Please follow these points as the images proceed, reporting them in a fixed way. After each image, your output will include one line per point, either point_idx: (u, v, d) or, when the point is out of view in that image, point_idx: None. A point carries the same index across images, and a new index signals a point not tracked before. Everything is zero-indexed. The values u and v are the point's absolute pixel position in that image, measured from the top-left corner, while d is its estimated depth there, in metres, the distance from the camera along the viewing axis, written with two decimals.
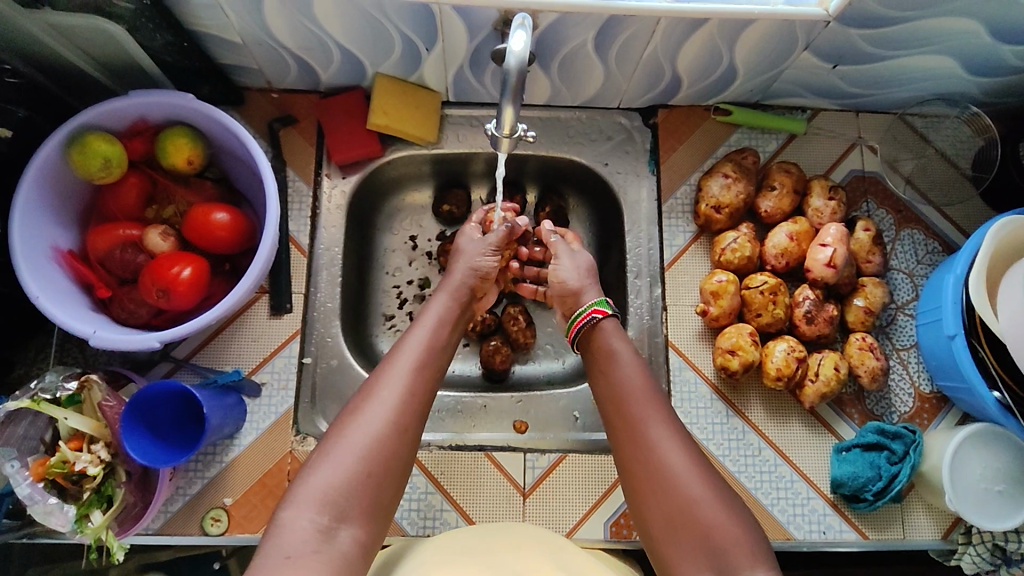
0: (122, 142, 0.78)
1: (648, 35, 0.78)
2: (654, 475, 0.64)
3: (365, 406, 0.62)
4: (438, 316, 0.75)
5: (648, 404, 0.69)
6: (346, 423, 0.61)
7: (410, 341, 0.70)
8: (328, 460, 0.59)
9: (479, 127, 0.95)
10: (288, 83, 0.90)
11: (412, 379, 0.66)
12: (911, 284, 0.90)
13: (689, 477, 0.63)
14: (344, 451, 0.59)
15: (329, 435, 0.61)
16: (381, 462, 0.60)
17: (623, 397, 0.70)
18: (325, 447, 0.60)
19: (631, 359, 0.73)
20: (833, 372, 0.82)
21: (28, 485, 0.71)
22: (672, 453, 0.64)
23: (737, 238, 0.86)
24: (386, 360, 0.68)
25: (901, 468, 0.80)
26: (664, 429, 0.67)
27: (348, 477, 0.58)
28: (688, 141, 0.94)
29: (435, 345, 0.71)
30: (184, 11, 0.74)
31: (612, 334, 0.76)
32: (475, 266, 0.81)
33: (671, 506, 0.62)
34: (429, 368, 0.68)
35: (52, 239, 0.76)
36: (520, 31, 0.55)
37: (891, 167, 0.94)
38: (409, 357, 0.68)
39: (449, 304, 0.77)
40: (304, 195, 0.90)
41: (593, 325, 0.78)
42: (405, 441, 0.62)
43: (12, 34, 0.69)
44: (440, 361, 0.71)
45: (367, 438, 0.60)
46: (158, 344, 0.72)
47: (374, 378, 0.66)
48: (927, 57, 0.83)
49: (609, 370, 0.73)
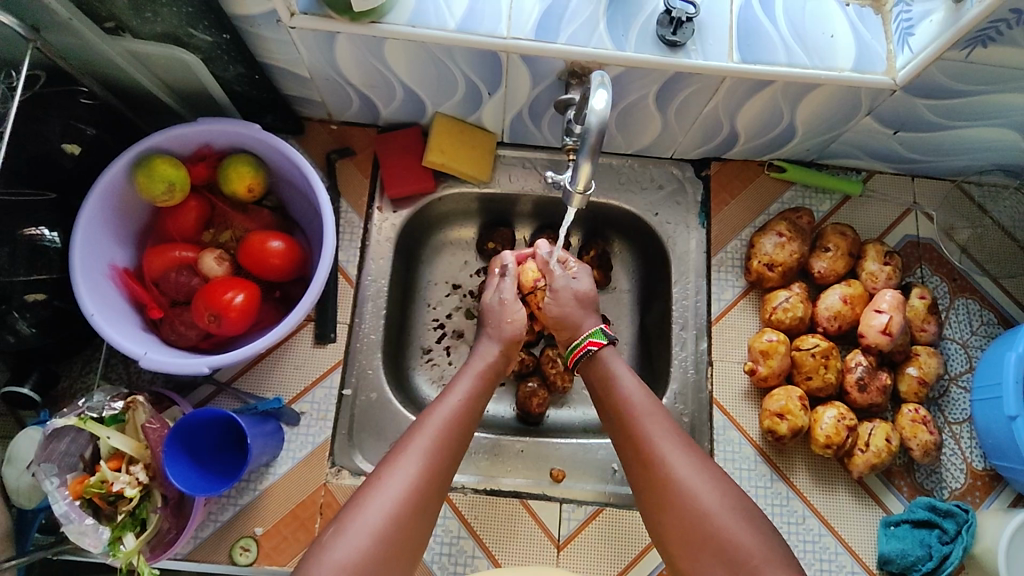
0: (186, 166, 0.80)
1: (710, 94, 0.78)
2: (663, 489, 0.63)
3: (383, 478, 0.61)
4: (470, 389, 0.71)
5: (653, 421, 0.67)
6: (366, 496, 0.60)
7: (437, 413, 0.67)
8: (346, 532, 0.58)
9: (531, 168, 0.95)
10: (348, 116, 0.92)
11: (433, 455, 0.64)
12: (964, 355, 0.88)
13: (700, 487, 0.62)
14: (360, 530, 0.58)
15: (347, 506, 0.60)
16: (398, 541, 0.59)
17: (625, 412, 0.69)
18: (341, 522, 0.59)
19: (628, 377, 0.72)
20: (884, 443, 0.80)
21: (66, 502, 0.70)
22: (682, 466, 0.63)
23: (789, 298, 0.84)
24: (406, 434, 0.66)
25: (953, 550, 0.77)
26: (671, 441, 0.66)
27: (362, 559, 0.57)
28: (741, 196, 0.94)
29: (462, 421, 0.68)
30: (257, 46, 0.76)
31: (613, 359, 0.75)
32: (507, 333, 0.79)
33: (686, 518, 0.61)
34: (455, 442, 0.67)
35: (110, 257, 0.78)
36: (601, 90, 0.56)
37: (947, 235, 0.92)
38: (434, 430, 0.66)
39: (478, 375, 0.74)
40: (356, 227, 0.91)
41: (589, 357, 0.76)
42: (419, 520, 0.61)
43: (94, 58, 0.72)
44: (465, 435, 0.68)
45: (383, 514, 0.59)
46: (206, 369, 0.72)
47: (394, 453, 0.64)
48: (989, 130, 0.82)
49: (608, 389, 0.72)
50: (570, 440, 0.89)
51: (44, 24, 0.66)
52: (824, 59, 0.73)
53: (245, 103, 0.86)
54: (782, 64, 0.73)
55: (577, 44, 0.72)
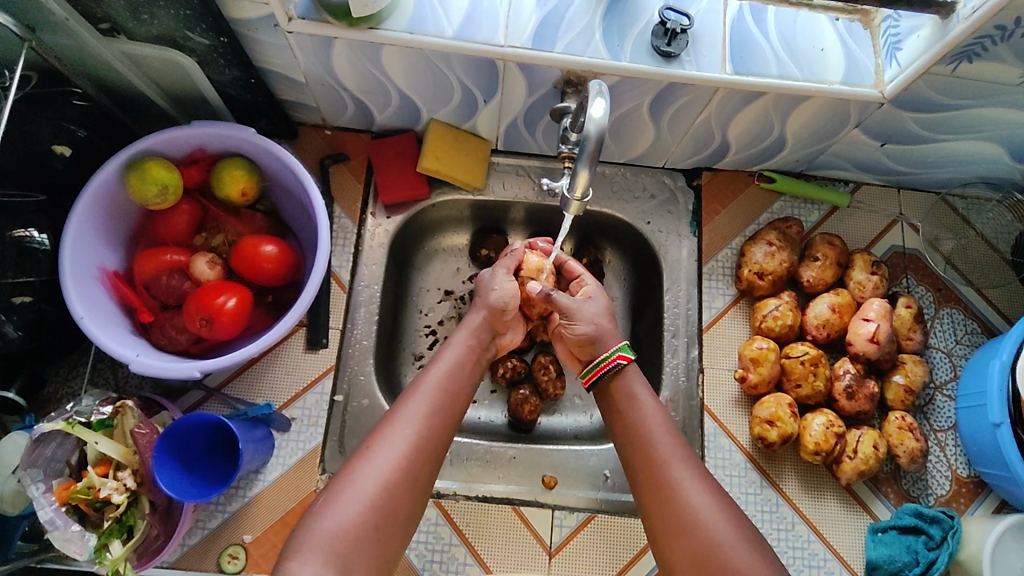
0: (179, 169, 0.79)
1: (703, 104, 0.79)
2: (672, 515, 0.63)
3: (376, 449, 0.62)
4: (458, 360, 0.73)
5: (670, 445, 0.68)
6: (357, 466, 0.61)
7: (427, 383, 0.69)
8: (337, 504, 0.58)
9: (525, 176, 0.96)
10: (343, 121, 0.92)
11: (425, 423, 0.65)
12: (949, 364, 0.89)
13: (712, 517, 0.62)
14: (351, 500, 0.58)
15: (336, 480, 0.61)
16: (387, 511, 0.59)
17: (644, 435, 0.69)
18: (332, 492, 0.59)
19: (650, 399, 0.72)
20: (872, 450, 0.81)
21: (51, 509, 0.68)
22: (695, 495, 0.63)
23: (779, 306, 0.86)
24: (399, 400, 0.67)
25: (939, 556, 0.78)
26: (688, 469, 0.66)
27: (353, 527, 0.57)
28: (732, 206, 0.95)
29: (453, 389, 0.70)
30: (253, 50, 0.76)
31: (635, 378, 0.75)
32: (494, 301, 0.79)
33: (697, 547, 0.60)
34: (448, 411, 0.68)
35: (100, 260, 0.77)
36: (599, 98, 0.57)
37: (932, 246, 0.94)
38: (424, 401, 0.67)
39: (466, 347, 0.75)
40: (349, 232, 0.91)
41: (616, 371, 0.75)
42: (412, 490, 0.62)
43: (88, 59, 0.72)
44: (456, 406, 0.69)
45: (375, 485, 0.60)
46: (198, 374, 0.72)
47: (386, 422, 0.65)
48: (973, 143, 0.84)
49: (629, 410, 0.72)
50: (563, 446, 0.89)
51: (39, 24, 0.65)
52: (814, 71, 0.75)
53: (239, 107, 0.86)
54: (774, 76, 0.74)
55: (573, 53, 0.73)
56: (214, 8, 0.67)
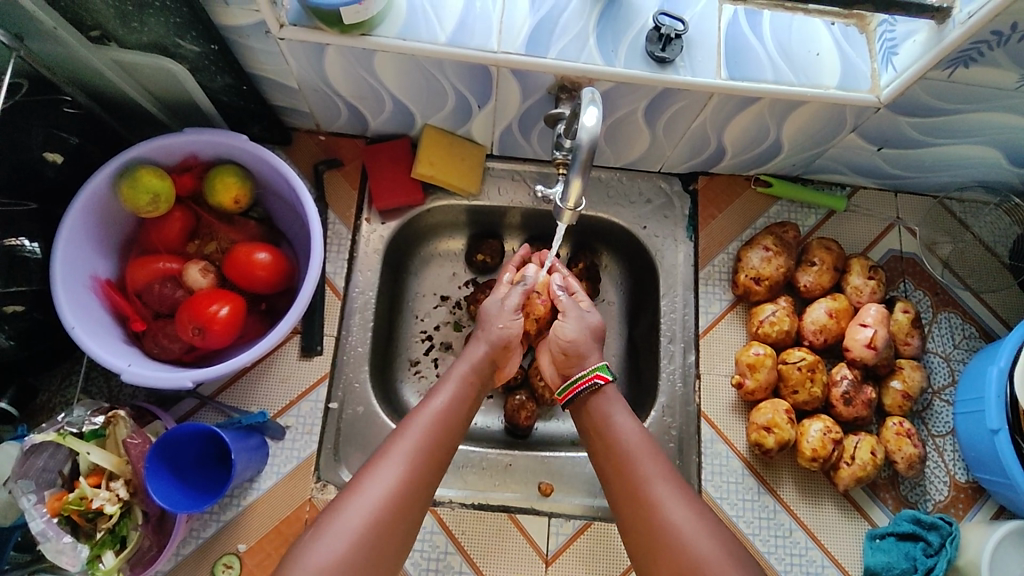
0: (171, 177, 0.79)
1: (699, 109, 0.79)
2: (656, 534, 0.63)
3: (368, 479, 0.62)
4: (457, 392, 0.72)
5: (649, 463, 0.67)
6: (348, 497, 0.61)
7: (426, 409, 0.68)
8: (327, 536, 0.58)
9: (520, 181, 0.95)
10: (336, 127, 0.91)
11: (416, 459, 0.64)
12: (947, 368, 0.89)
13: (694, 538, 0.61)
14: (334, 540, 0.58)
15: (325, 514, 0.60)
16: (378, 542, 0.59)
17: (623, 453, 0.69)
18: (323, 523, 0.59)
19: (626, 418, 0.72)
20: (869, 456, 0.80)
21: (43, 520, 0.68)
22: (676, 514, 0.63)
23: (775, 312, 0.85)
24: (397, 428, 0.67)
25: (937, 563, 0.77)
26: (667, 488, 0.65)
27: (343, 559, 0.57)
28: (728, 210, 0.94)
29: (448, 424, 0.68)
30: (245, 56, 0.75)
31: (612, 397, 0.74)
32: (499, 336, 0.77)
33: (680, 566, 0.60)
34: (445, 438, 0.67)
35: (92, 268, 0.76)
36: (592, 106, 0.56)
37: (929, 250, 0.94)
38: (417, 436, 0.66)
39: (467, 372, 0.74)
40: (343, 238, 0.90)
41: (593, 390, 0.75)
42: (397, 530, 0.61)
43: (78, 67, 0.71)
44: (450, 440, 0.68)
45: (365, 516, 0.59)
46: (191, 383, 0.71)
47: (381, 450, 0.64)
48: (970, 147, 0.84)
49: (604, 430, 0.72)
50: (559, 453, 0.88)
51: (29, 32, 0.65)
52: (810, 76, 0.74)
53: (232, 113, 0.85)
54: (769, 81, 0.73)
55: (566, 59, 0.72)
56: (205, 15, 0.67)
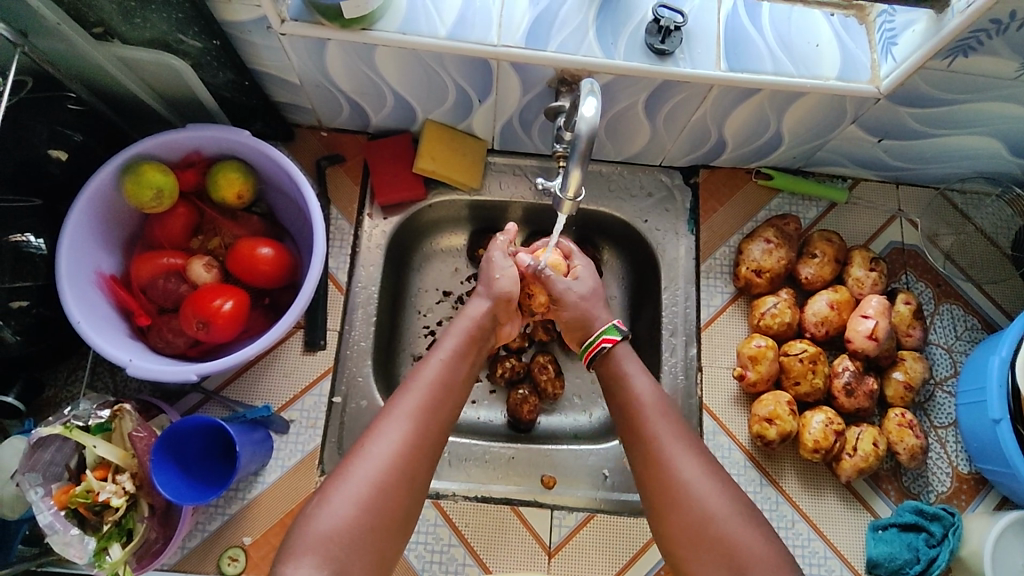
0: (175, 173, 0.79)
1: (699, 101, 0.79)
2: (668, 491, 0.63)
3: (367, 447, 0.61)
4: (454, 356, 0.71)
5: (664, 419, 0.68)
6: (349, 467, 0.60)
7: (423, 374, 0.68)
8: (328, 506, 0.58)
9: (522, 175, 0.96)
10: (338, 122, 0.92)
11: (419, 419, 0.64)
12: (949, 360, 0.89)
13: (707, 493, 0.62)
14: (343, 502, 0.58)
15: (331, 478, 0.60)
16: (381, 512, 0.59)
17: (635, 411, 0.69)
18: (324, 493, 0.59)
19: (642, 373, 0.72)
20: (871, 447, 0.80)
21: (50, 512, 0.69)
22: (688, 467, 0.64)
23: (777, 304, 0.85)
24: (392, 397, 0.66)
25: (940, 553, 0.78)
26: (682, 444, 0.66)
27: (348, 529, 0.57)
28: (729, 203, 0.94)
29: (448, 383, 0.69)
30: (247, 52, 0.76)
31: (625, 356, 0.74)
32: (501, 290, 0.78)
33: (691, 520, 0.61)
34: (442, 405, 0.67)
35: (97, 264, 0.77)
36: (591, 97, 0.57)
37: (931, 241, 0.94)
38: (420, 395, 0.66)
39: (464, 336, 0.74)
40: (346, 234, 0.91)
41: (604, 354, 0.75)
42: (407, 491, 0.61)
43: (81, 64, 0.72)
44: (452, 397, 0.69)
45: (365, 487, 0.59)
46: (195, 377, 0.72)
47: (378, 419, 0.64)
48: (971, 138, 0.84)
49: (620, 384, 0.72)
50: (562, 446, 0.89)
51: (32, 28, 0.65)
52: (810, 67, 0.74)
53: (234, 110, 0.86)
54: (769, 72, 0.74)
55: (566, 52, 0.73)
56: (206, 11, 0.67)
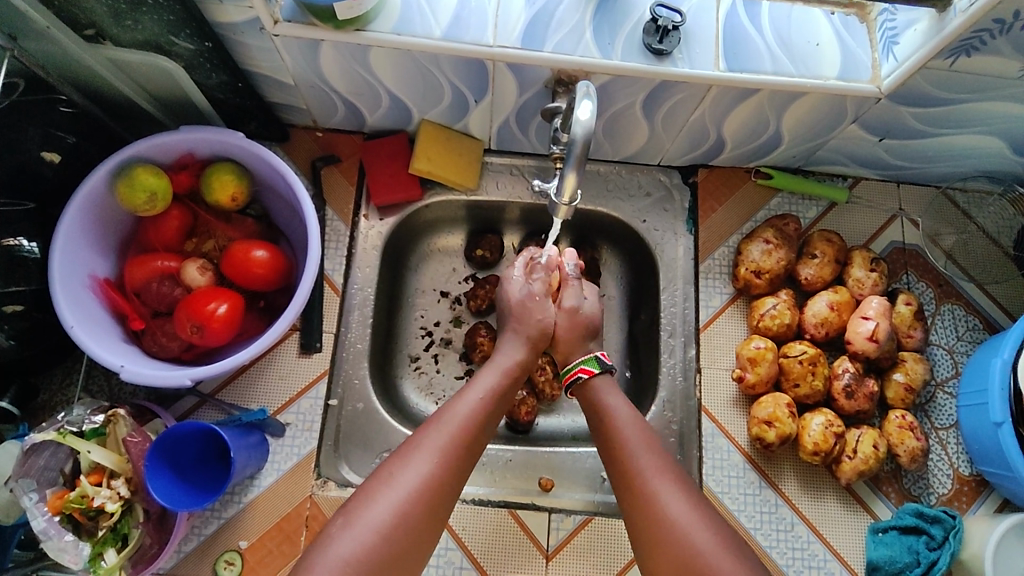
0: (168, 175, 0.79)
1: (697, 102, 0.78)
2: (655, 528, 0.62)
3: (393, 475, 0.61)
4: (492, 390, 0.71)
5: (649, 455, 0.67)
6: (373, 491, 0.60)
7: (458, 407, 0.67)
8: (349, 531, 0.57)
9: (519, 175, 0.95)
10: (333, 123, 0.91)
11: (450, 453, 0.64)
12: (951, 361, 0.88)
13: (694, 528, 0.61)
14: (366, 527, 0.58)
15: (354, 501, 0.60)
16: (400, 540, 0.59)
17: (620, 447, 0.69)
18: (346, 518, 0.59)
19: (624, 407, 0.72)
20: (871, 450, 0.80)
21: (44, 518, 0.69)
22: (673, 503, 0.63)
23: (776, 305, 0.85)
24: (421, 429, 0.66)
25: (940, 556, 0.77)
26: (669, 480, 0.65)
27: (367, 556, 0.57)
28: (729, 203, 0.94)
29: (482, 422, 0.68)
30: (240, 53, 0.75)
31: (605, 388, 0.75)
32: (535, 331, 0.78)
33: (678, 557, 0.60)
34: (472, 440, 0.66)
35: (91, 268, 0.76)
36: (586, 100, 0.56)
37: (932, 241, 0.93)
38: (455, 425, 0.66)
39: (502, 373, 0.73)
40: (342, 235, 0.90)
41: (582, 383, 0.76)
42: (429, 519, 0.61)
43: (73, 66, 0.71)
44: (484, 432, 0.68)
45: (387, 514, 0.59)
46: (190, 382, 0.71)
47: (406, 449, 0.64)
48: (974, 137, 0.83)
49: (604, 418, 0.72)
50: (560, 448, 0.88)
51: (22, 32, 0.65)
52: (810, 67, 0.73)
53: (228, 111, 0.85)
54: (768, 72, 0.73)
55: (563, 52, 0.72)
56: (197, 13, 0.66)
